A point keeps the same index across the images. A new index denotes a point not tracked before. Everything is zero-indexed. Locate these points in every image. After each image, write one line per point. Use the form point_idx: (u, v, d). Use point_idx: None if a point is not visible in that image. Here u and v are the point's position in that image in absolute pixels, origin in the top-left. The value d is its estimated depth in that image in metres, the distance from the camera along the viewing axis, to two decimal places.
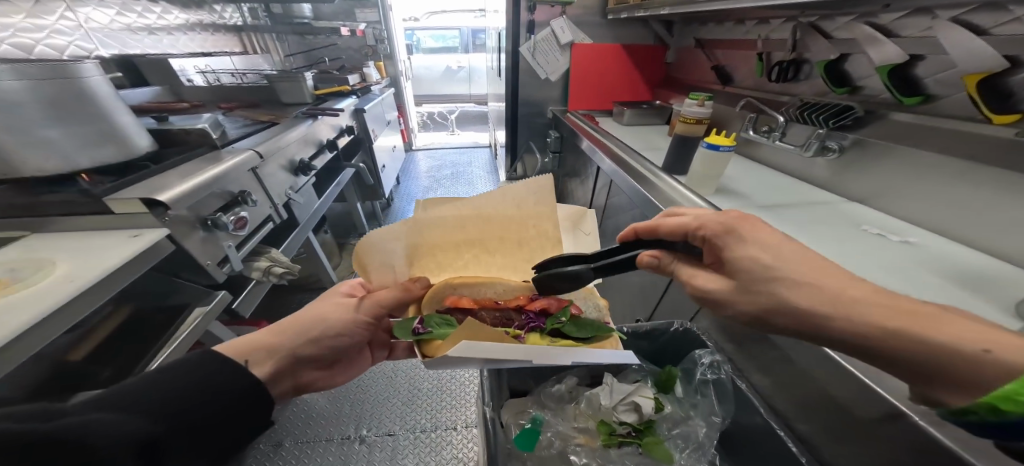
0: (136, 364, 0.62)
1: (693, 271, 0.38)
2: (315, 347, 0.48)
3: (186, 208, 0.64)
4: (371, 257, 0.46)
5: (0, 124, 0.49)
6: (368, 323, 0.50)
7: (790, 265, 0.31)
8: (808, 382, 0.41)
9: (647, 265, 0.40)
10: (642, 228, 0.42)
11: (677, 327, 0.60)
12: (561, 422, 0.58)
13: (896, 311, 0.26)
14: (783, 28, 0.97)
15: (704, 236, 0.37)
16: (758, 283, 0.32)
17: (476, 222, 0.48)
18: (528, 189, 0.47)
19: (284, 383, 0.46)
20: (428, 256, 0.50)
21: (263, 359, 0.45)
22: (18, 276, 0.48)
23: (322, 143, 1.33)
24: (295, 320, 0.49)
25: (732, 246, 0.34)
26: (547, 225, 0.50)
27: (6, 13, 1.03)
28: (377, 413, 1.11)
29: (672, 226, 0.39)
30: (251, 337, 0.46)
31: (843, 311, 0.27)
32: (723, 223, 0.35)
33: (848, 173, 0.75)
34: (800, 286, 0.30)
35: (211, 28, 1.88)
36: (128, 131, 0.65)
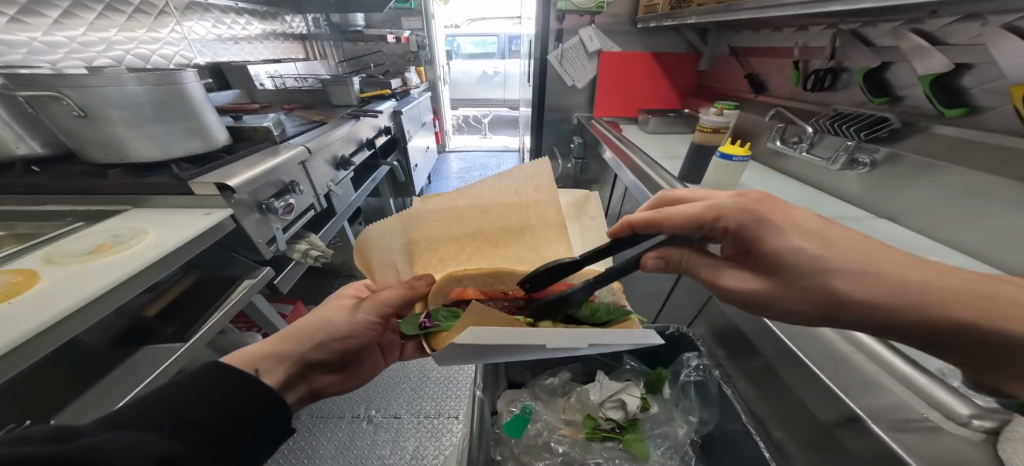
0: (193, 324, 0.74)
1: (716, 269, 0.38)
2: (324, 351, 0.50)
3: (247, 192, 0.75)
4: (374, 255, 0.51)
5: (123, 119, 0.63)
6: (374, 323, 0.53)
7: (840, 256, 0.31)
8: (787, 395, 0.50)
9: (654, 267, 0.40)
10: (639, 223, 0.39)
11: (673, 331, 0.74)
12: (550, 413, 0.72)
13: (965, 298, 0.26)
14: (822, 35, 0.88)
15: (726, 227, 0.37)
16: (811, 275, 0.32)
17: (474, 214, 0.54)
18: (531, 176, 0.53)
19: (296, 388, 0.48)
20: (430, 251, 0.56)
21: (272, 366, 0.45)
22: (120, 239, 0.60)
23: (362, 141, 1.46)
24: (298, 326, 0.50)
25: (767, 240, 0.35)
26: (551, 210, 0.55)
27: (132, 29, 1.25)
28: (387, 396, 1.20)
29: (677, 219, 0.38)
30: (254, 346, 0.46)
31: (907, 304, 0.28)
32: (745, 210, 0.36)
33: (880, 188, 0.69)
34: (857, 277, 0.30)
35: (282, 37, 2.13)
36: (212, 128, 0.77)
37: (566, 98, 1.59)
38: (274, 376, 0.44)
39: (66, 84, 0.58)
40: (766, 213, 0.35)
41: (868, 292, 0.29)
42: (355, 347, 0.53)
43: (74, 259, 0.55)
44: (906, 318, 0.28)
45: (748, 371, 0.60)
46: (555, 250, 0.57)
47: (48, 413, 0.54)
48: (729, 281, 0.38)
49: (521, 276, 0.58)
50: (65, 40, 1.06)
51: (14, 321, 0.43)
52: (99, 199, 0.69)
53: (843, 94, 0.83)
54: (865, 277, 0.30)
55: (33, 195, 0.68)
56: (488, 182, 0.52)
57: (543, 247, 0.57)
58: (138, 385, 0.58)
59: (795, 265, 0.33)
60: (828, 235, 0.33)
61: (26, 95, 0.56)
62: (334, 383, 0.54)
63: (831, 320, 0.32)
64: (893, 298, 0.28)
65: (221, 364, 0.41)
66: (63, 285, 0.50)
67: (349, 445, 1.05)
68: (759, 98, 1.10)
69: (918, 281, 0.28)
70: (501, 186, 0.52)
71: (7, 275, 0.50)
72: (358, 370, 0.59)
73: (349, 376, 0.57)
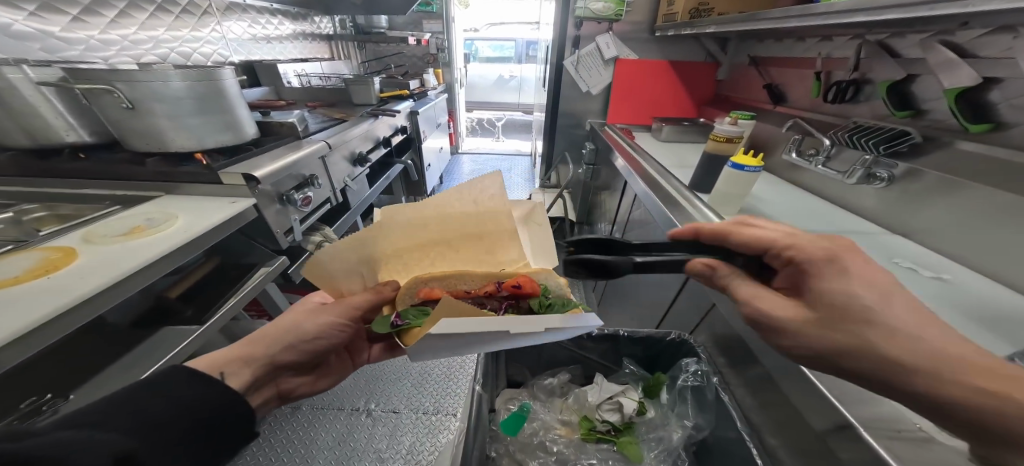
0: (209, 308, 0.77)
1: (755, 293, 0.39)
2: (295, 354, 0.53)
3: (270, 184, 0.79)
4: (330, 268, 0.50)
5: (166, 112, 0.68)
6: (343, 325, 0.53)
7: (890, 311, 0.29)
8: (785, 404, 0.50)
9: (698, 271, 0.44)
10: (706, 232, 0.44)
11: (674, 337, 0.73)
12: (546, 413, 0.75)
13: (990, 371, 0.24)
14: (846, 46, 0.85)
15: (790, 259, 0.37)
16: (849, 322, 0.31)
17: (438, 225, 0.53)
18: (481, 184, 0.52)
19: (261, 390, 0.51)
20: (396, 258, 0.54)
21: (239, 369, 0.48)
22: (152, 223, 0.64)
23: (379, 140, 1.50)
24: (269, 330, 0.52)
25: (823, 278, 0.34)
26: (504, 217, 0.54)
27: (178, 28, 1.33)
28: (387, 391, 1.22)
29: (745, 238, 0.41)
30: (224, 351, 0.48)
31: (930, 361, 0.26)
32: (822, 249, 0.35)
33: (895, 205, 0.67)
34: (894, 332, 0.28)
35: (310, 38, 2.21)
36: (243, 122, 0.81)
37: (580, 103, 1.61)
38: (238, 379, 0.47)
39: (119, 79, 0.62)
40: (850, 261, 0.33)
41: (890, 341, 0.28)
42: (326, 350, 0.54)
43: (112, 239, 0.59)
44: (938, 378, 0.26)
45: (746, 379, 0.61)
46: (509, 252, 0.57)
47: (71, 387, 0.57)
48: (760, 306, 0.38)
49: (482, 275, 0.56)
50: (118, 38, 1.14)
51: (59, 295, 0.47)
52: (137, 186, 0.74)
53: (863, 106, 0.81)
54: (899, 331, 0.28)
55: (77, 179, 0.72)
56: (447, 191, 0.51)
57: (499, 249, 0.57)
58: (155, 363, 0.61)
59: (841, 309, 0.31)
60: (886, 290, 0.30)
61: (84, 88, 0.61)
62: (302, 385, 0.58)
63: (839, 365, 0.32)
64: (913, 353, 0.27)
65: (187, 367, 0.43)
66: (97, 264, 0.53)
67: (347, 437, 1.07)
68: (778, 109, 1.06)
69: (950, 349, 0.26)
70: (458, 194, 0.52)
71: (47, 252, 0.54)
72: (325, 370, 0.62)
73: (317, 378, 0.61)
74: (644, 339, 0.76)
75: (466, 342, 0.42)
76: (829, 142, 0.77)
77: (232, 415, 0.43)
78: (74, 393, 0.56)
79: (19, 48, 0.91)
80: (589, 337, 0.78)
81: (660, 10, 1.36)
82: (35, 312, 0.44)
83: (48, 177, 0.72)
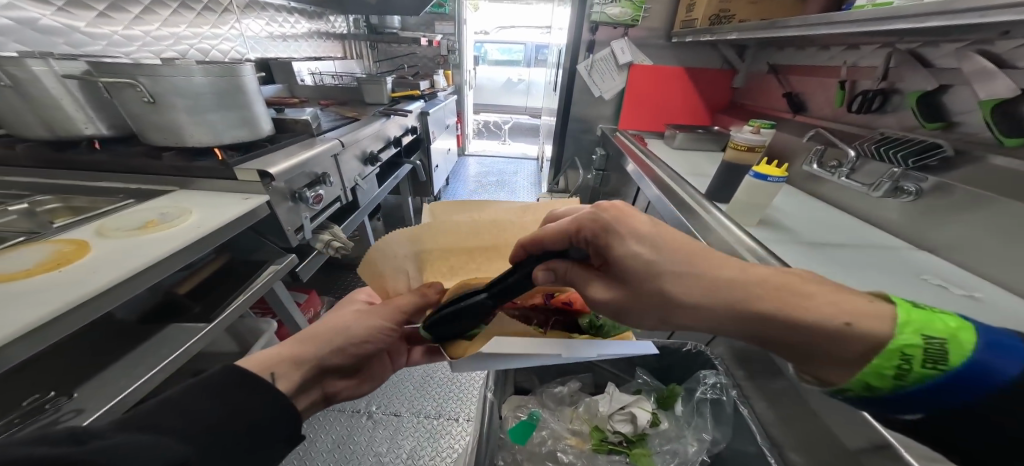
0: (218, 305, 0.76)
1: (587, 281, 0.38)
2: (342, 357, 0.52)
3: (283, 181, 0.78)
4: (384, 264, 0.45)
5: (184, 106, 0.67)
6: (388, 330, 0.52)
7: (667, 258, 0.34)
8: (813, 419, 0.48)
9: (544, 280, 0.37)
10: (527, 242, 0.37)
11: (690, 348, 0.71)
12: (556, 423, 0.73)
13: (770, 292, 0.30)
14: (874, 55, 0.83)
15: (587, 239, 0.37)
16: (646, 282, 0.35)
17: (497, 233, 0.47)
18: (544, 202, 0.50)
19: (307, 392, 0.50)
20: (443, 262, 0.48)
21: (288, 370, 0.47)
22: (165, 218, 0.63)
23: (389, 139, 1.49)
24: (316, 331, 0.52)
25: (612, 245, 0.35)
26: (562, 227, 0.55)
27: (199, 25, 1.33)
28: (389, 393, 1.21)
29: (554, 233, 0.36)
30: (271, 351, 0.48)
31: (719, 296, 0.32)
32: (600, 221, 0.36)
33: (922, 220, 0.65)
34: (683, 277, 0.33)
35: (324, 37, 2.22)
36: (259, 118, 0.81)
37: (593, 108, 1.60)
38: (287, 381, 0.47)
39: (142, 73, 0.62)
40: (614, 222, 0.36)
41: (693, 292, 0.33)
42: (369, 354, 0.54)
43: (125, 233, 0.58)
44: (728, 309, 0.31)
45: (768, 391, 0.58)
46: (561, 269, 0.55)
47: (74, 384, 0.56)
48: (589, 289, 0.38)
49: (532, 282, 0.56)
50: (141, 34, 1.14)
51: (74, 289, 0.46)
52: (152, 180, 0.73)
53: (891, 117, 0.79)
54: (697, 286, 0.33)
55: (93, 173, 0.72)
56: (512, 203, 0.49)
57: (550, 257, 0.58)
58: (160, 362, 0.60)
59: (635, 271, 0.35)
60: (658, 239, 0.35)
61: (107, 81, 0.61)
62: (347, 388, 0.57)
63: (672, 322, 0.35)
64: (719, 299, 0.32)
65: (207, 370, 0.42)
66: (109, 259, 0.52)
67: (347, 439, 1.05)
68: (797, 118, 1.05)
69: (739, 289, 0.31)
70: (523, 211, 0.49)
71: (60, 245, 0.53)
72: (368, 373, 0.61)
73: (361, 381, 0.60)
74: (659, 349, 0.75)
75: (514, 360, 0.42)
76: (854, 153, 0.75)
77: (274, 420, 0.43)
78: (77, 391, 0.54)
79: (44, 42, 0.91)
80: None
81: (679, 16, 1.36)
82: (47, 307, 0.43)
83: (65, 169, 0.72)
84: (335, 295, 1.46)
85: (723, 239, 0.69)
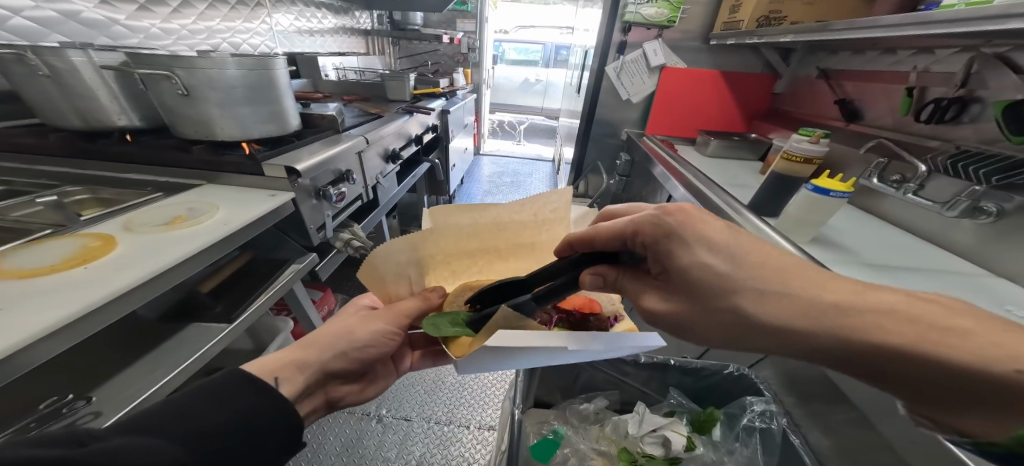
0: (242, 302, 0.73)
1: (641, 291, 0.39)
2: (343, 360, 0.51)
3: (310, 178, 0.76)
4: (382, 269, 0.45)
5: (219, 100, 0.65)
6: (393, 332, 0.52)
7: (741, 276, 0.31)
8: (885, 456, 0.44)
9: (591, 284, 0.39)
10: (576, 240, 0.40)
11: (731, 371, 0.66)
12: (581, 442, 0.68)
13: (804, 311, 0.28)
14: (952, 59, 0.78)
15: (643, 243, 0.37)
16: (716, 299, 0.32)
17: (493, 232, 0.48)
18: (545, 195, 0.48)
19: (310, 397, 0.49)
20: (444, 266, 0.49)
21: (292, 374, 0.45)
22: (193, 214, 0.61)
23: (411, 137, 1.47)
24: (319, 336, 0.51)
25: (676, 254, 0.34)
26: (562, 230, 0.50)
27: (232, 19, 1.33)
28: (400, 396, 1.18)
29: (607, 236, 0.38)
30: (276, 354, 0.47)
31: (815, 323, 0.27)
32: (658, 225, 0.35)
33: (997, 244, 0.58)
34: (763, 297, 0.30)
35: (349, 32, 2.22)
36: (289, 113, 0.78)
37: (619, 111, 1.56)
38: (291, 385, 0.45)
39: (179, 65, 0.60)
40: (681, 230, 0.34)
41: (781, 315, 0.29)
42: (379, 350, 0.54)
43: (152, 229, 0.56)
44: (807, 328, 0.27)
45: (822, 418, 0.54)
46: None
47: (92, 385, 0.53)
48: (645, 300, 0.39)
49: None
50: (179, 27, 1.14)
51: (97, 289, 0.43)
52: (180, 173, 0.71)
53: (968, 128, 0.73)
54: (772, 284, 0.30)
55: (123, 164, 0.70)
56: (508, 199, 0.47)
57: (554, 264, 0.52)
58: (179, 365, 0.57)
59: (702, 286, 0.33)
60: (737, 249, 0.32)
61: (144, 72, 0.60)
62: (350, 393, 0.56)
63: (741, 343, 0.33)
64: (817, 325, 0.27)
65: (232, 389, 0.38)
66: (135, 255, 0.50)
67: (356, 443, 1.02)
68: (851, 127, 1.00)
69: (825, 290, 0.28)
70: (519, 203, 0.47)
71: (87, 239, 0.51)
72: (372, 377, 0.60)
73: (365, 386, 0.59)
74: (695, 370, 0.69)
75: (520, 355, 0.37)
76: (924, 169, 0.70)
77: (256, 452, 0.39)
78: (94, 393, 0.52)
79: (86, 34, 0.91)
80: (634, 362, 0.71)
81: (719, 18, 1.31)
82: (72, 304, 0.41)
83: (96, 160, 0.70)
84: (350, 294, 1.44)
85: None
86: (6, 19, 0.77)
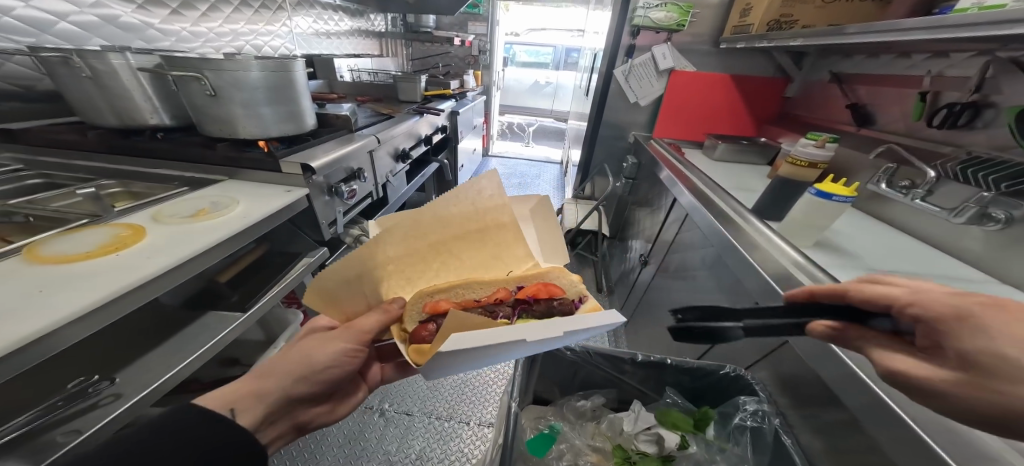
0: (254, 294, 0.77)
1: (893, 357, 0.28)
2: (306, 384, 0.48)
3: (323, 175, 0.80)
4: (328, 287, 0.48)
5: (241, 100, 0.69)
6: (354, 350, 0.50)
7: None
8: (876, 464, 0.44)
9: (819, 335, 0.33)
10: (822, 293, 0.35)
11: (729, 371, 0.66)
12: (576, 438, 0.69)
13: None
14: (966, 63, 0.76)
15: (916, 316, 0.27)
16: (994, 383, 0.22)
17: (437, 228, 0.53)
18: (479, 184, 0.54)
19: (277, 424, 0.47)
20: (395, 274, 0.54)
21: (250, 404, 0.44)
22: (215, 207, 0.64)
23: (420, 137, 1.51)
24: (276, 361, 0.48)
25: (960, 330, 0.24)
26: (504, 218, 0.57)
27: (255, 22, 1.39)
28: (401, 391, 1.20)
29: (868, 294, 0.31)
30: (229, 386, 0.45)
31: None
32: (959, 302, 0.25)
33: (1010, 252, 0.57)
34: None
35: (364, 34, 2.28)
36: (305, 113, 0.82)
37: (627, 115, 1.57)
38: (250, 415, 0.44)
39: (208, 67, 0.64)
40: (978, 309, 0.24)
41: None
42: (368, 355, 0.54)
43: (179, 220, 0.59)
44: None
45: (817, 423, 0.54)
46: (517, 253, 0.60)
47: (117, 367, 0.57)
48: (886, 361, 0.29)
49: (490, 281, 0.58)
50: (206, 30, 1.20)
51: (125, 275, 0.47)
52: (205, 169, 0.76)
53: (980, 134, 0.72)
54: None
55: (152, 160, 0.75)
56: (444, 196, 0.52)
57: (506, 250, 0.59)
58: (194, 353, 0.61)
59: (978, 363, 0.23)
60: None
61: (176, 74, 0.64)
62: (320, 414, 0.55)
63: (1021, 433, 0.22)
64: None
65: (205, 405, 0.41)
66: (161, 245, 0.53)
67: (358, 436, 1.04)
68: (863, 132, 0.99)
69: None
70: (453, 198, 0.52)
71: (120, 228, 0.55)
72: (342, 395, 0.59)
73: (335, 405, 0.57)
74: (694, 370, 0.69)
75: (477, 354, 0.40)
76: (933, 175, 0.69)
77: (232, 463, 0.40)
78: (118, 374, 0.56)
79: (123, 37, 0.97)
80: (631, 360, 0.72)
81: (730, 22, 1.30)
82: (107, 287, 0.44)
83: (128, 156, 0.75)
84: None
85: (776, 258, 0.64)
86: (52, 23, 0.83)
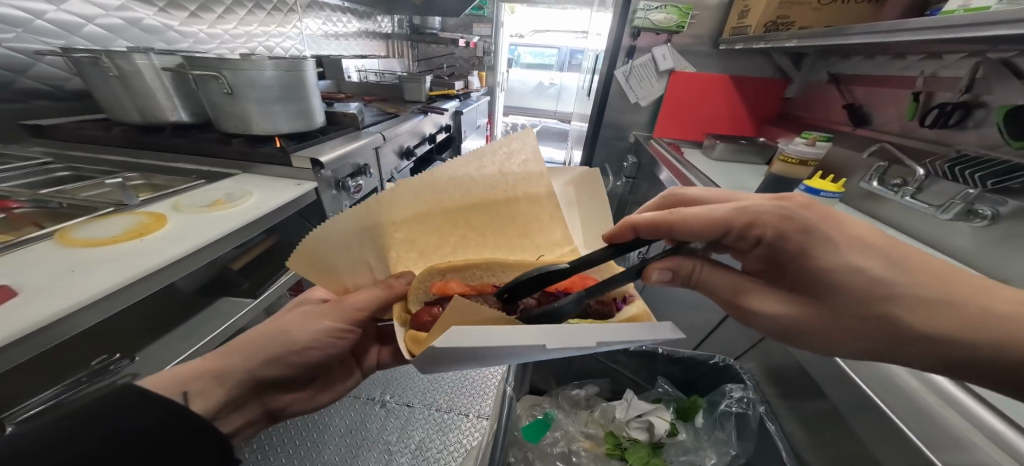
0: (264, 284, 0.81)
1: (743, 294, 0.41)
2: (280, 366, 0.49)
3: (331, 170, 0.84)
4: (332, 259, 0.50)
5: (255, 97, 0.73)
6: (342, 330, 0.53)
7: (906, 285, 0.31)
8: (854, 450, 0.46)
9: (659, 278, 0.43)
10: (643, 225, 0.40)
11: (718, 361, 0.69)
12: (571, 425, 0.72)
13: (957, 317, 0.29)
14: (959, 64, 0.78)
15: (760, 237, 0.38)
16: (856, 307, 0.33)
17: (457, 199, 0.56)
18: (513, 150, 0.55)
19: (242, 409, 0.47)
20: (406, 246, 0.58)
21: (208, 387, 0.42)
22: (230, 198, 0.68)
23: (425, 136, 1.54)
24: (247, 340, 0.48)
25: (818, 256, 0.35)
26: (537, 190, 0.59)
27: (268, 24, 1.44)
28: (403, 382, 1.07)
29: (698, 223, 0.38)
30: (186, 365, 0.42)
31: (980, 331, 0.29)
32: (787, 218, 0.36)
33: (995, 248, 0.59)
34: (917, 305, 0.31)
35: (370, 36, 2.33)
36: (315, 111, 0.86)
37: (628, 115, 1.59)
38: (209, 398, 0.42)
39: (225, 67, 0.68)
40: (826, 230, 0.35)
41: (939, 326, 0.30)
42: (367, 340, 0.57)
43: (196, 210, 0.63)
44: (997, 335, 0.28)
45: (801, 412, 0.56)
46: (546, 233, 0.62)
47: (137, 347, 0.61)
48: (753, 302, 0.41)
49: (510, 267, 0.62)
50: (221, 32, 1.24)
51: (151, 257, 0.51)
52: (220, 163, 0.80)
53: (971, 134, 0.73)
54: (924, 286, 0.31)
55: (171, 154, 0.79)
56: (476, 162, 0.54)
57: (532, 232, 0.62)
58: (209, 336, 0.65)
59: (839, 287, 0.34)
60: (887, 251, 0.33)
61: (196, 73, 0.68)
62: (296, 401, 0.56)
63: (870, 348, 0.34)
64: (980, 336, 0.29)
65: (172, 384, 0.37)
66: (181, 231, 0.57)
67: (358, 427, 0.93)
68: (858, 132, 1.00)
69: (992, 301, 0.29)
70: (486, 165, 0.54)
71: (143, 216, 0.59)
72: (326, 383, 0.61)
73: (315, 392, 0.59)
74: (684, 360, 0.72)
75: (480, 352, 0.38)
76: (921, 173, 0.70)
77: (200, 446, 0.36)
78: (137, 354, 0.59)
79: (144, 39, 1.02)
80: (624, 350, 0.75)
81: (729, 23, 1.32)
82: (133, 268, 0.48)
83: (149, 150, 0.79)
84: None
85: None
86: (80, 26, 0.88)
